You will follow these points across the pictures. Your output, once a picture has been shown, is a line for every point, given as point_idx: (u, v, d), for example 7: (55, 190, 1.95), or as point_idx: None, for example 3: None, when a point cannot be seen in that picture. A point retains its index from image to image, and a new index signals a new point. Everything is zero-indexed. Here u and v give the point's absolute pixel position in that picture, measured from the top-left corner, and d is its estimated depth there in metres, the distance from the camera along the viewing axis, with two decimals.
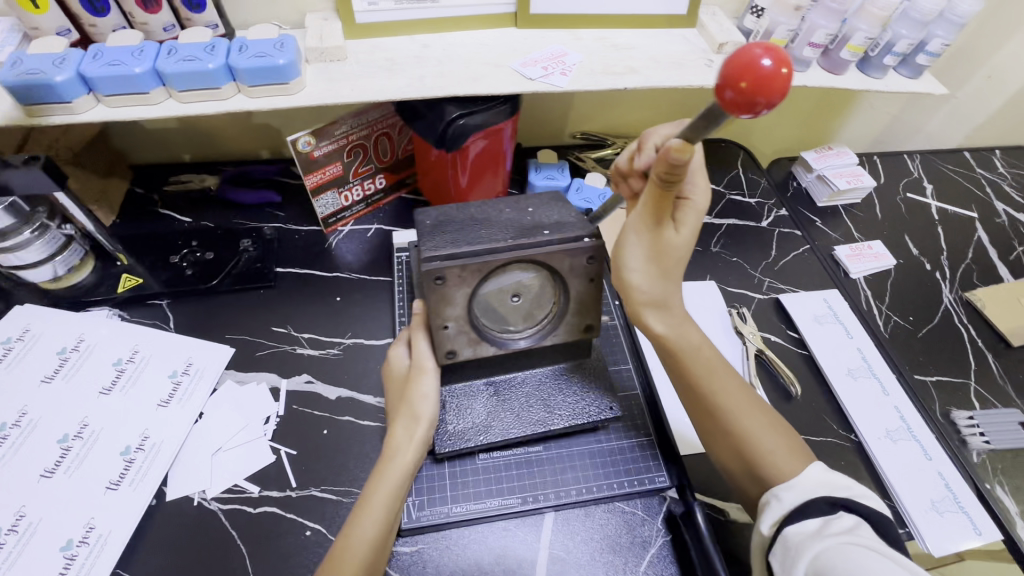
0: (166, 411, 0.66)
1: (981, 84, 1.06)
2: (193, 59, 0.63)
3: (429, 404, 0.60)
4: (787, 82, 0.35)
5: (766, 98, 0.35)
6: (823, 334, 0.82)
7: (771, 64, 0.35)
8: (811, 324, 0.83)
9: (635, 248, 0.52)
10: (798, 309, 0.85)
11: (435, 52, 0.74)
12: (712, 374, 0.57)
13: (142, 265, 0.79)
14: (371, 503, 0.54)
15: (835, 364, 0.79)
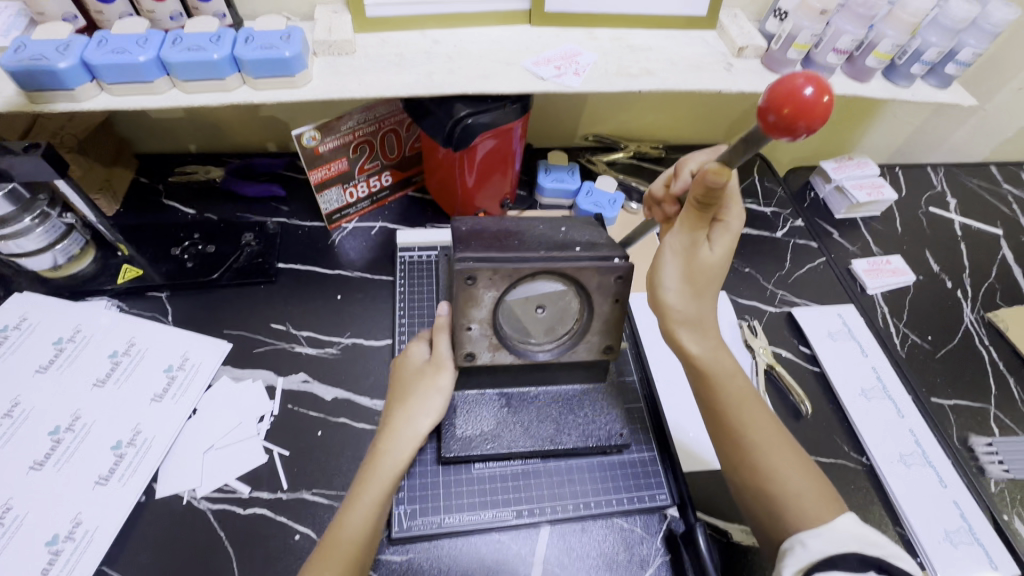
0: (160, 406, 0.65)
1: (1011, 96, 1.02)
2: (198, 49, 0.62)
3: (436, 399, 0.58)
4: (827, 109, 0.37)
5: (807, 123, 0.36)
6: (837, 350, 0.79)
7: (813, 93, 0.36)
8: (825, 339, 0.80)
9: (670, 266, 0.51)
10: (813, 324, 0.82)
11: (445, 49, 0.72)
12: (742, 404, 0.55)
13: (143, 256, 0.78)
14: (360, 502, 0.52)
15: (849, 381, 0.76)
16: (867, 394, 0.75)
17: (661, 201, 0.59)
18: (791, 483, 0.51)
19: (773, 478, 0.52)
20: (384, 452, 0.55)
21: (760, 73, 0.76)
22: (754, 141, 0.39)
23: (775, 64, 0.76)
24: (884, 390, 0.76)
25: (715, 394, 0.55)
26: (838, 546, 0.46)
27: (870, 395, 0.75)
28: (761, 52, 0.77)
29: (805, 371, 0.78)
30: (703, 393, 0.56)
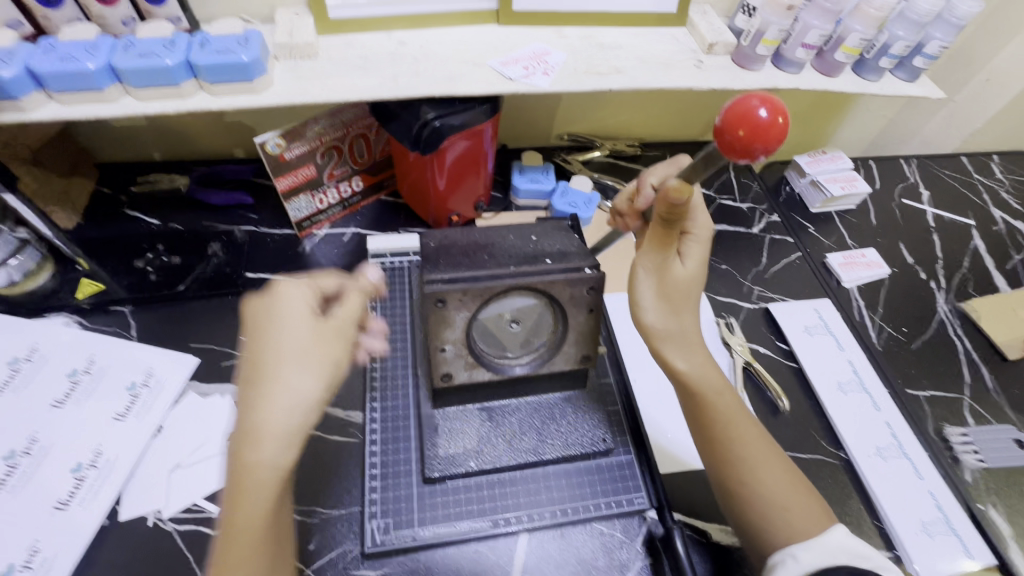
0: (123, 424, 0.63)
1: (980, 88, 1.03)
2: (150, 55, 0.60)
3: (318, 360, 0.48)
4: (782, 130, 0.38)
5: (762, 145, 0.37)
6: (814, 346, 0.79)
7: (767, 115, 0.37)
8: (802, 336, 0.80)
9: (644, 285, 0.52)
10: (790, 320, 0.82)
11: (412, 50, 0.71)
12: (730, 416, 0.54)
13: (104, 270, 0.76)
14: (247, 506, 0.43)
15: (827, 377, 0.76)
16: (844, 388, 0.75)
17: (624, 213, 0.59)
18: (780, 499, 0.51)
19: (761, 493, 0.51)
20: (257, 444, 0.45)
21: (731, 69, 0.76)
22: (715, 158, 0.40)
23: (745, 60, 0.76)
24: (861, 385, 0.76)
25: (706, 409, 0.54)
26: (828, 559, 0.47)
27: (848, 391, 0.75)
28: (731, 48, 0.76)
29: (783, 367, 0.78)
30: (694, 409, 0.55)
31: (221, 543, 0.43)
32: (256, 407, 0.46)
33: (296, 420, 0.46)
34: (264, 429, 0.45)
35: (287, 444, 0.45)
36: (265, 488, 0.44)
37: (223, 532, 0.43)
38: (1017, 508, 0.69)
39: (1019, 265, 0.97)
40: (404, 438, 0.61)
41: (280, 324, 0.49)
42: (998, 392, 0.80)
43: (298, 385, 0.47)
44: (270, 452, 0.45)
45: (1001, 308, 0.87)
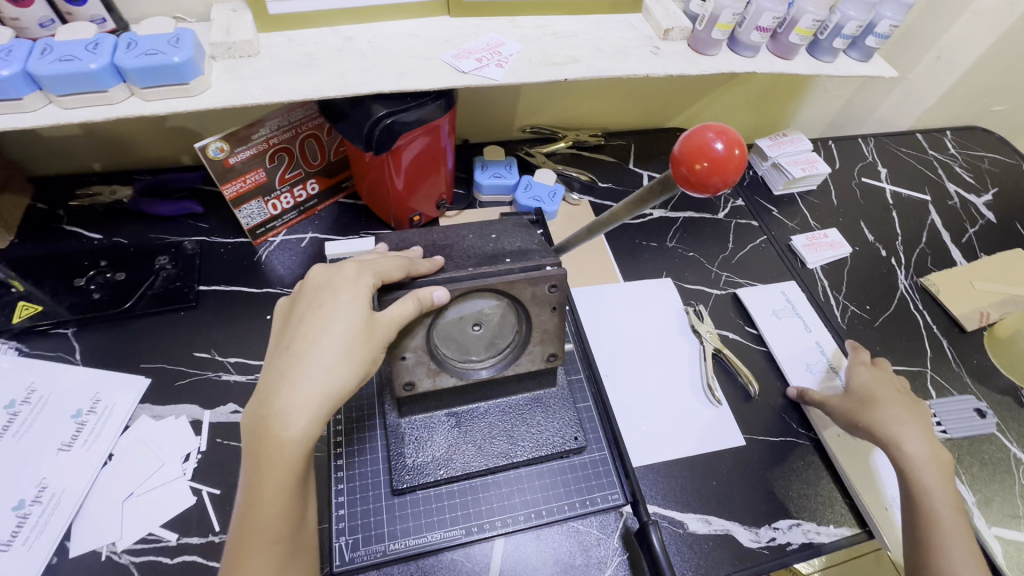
0: (69, 455, 0.60)
1: (931, 66, 1.05)
2: (71, 59, 0.56)
3: (343, 359, 0.45)
4: (741, 163, 0.32)
5: (720, 179, 0.32)
6: (781, 328, 0.80)
7: (723, 147, 0.32)
8: (768, 320, 0.81)
9: (912, 432, 0.63)
10: (758, 304, 0.82)
11: (359, 45, 0.68)
12: (941, 485, 0.61)
13: (42, 291, 0.71)
14: (263, 502, 0.41)
15: (794, 359, 0.76)
16: (811, 368, 0.76)
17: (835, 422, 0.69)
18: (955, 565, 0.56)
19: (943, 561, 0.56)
20: (275, 434, 0.42)
21: (687, 55, 0.75)
22: (670, 183, 0.36)
23: (701, 45, 0.75)
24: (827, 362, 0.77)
25: (917, 485, 0.61)
26: None
27: (815, 371, 0.76)
28: (687, 34, 0.75)
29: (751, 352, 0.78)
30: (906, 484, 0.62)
31: (244, 517, 0.41)
32: (293, 377, 0.44)
33: (329, 396, 0.44)
34: (302, 401, 0.43)
35: (318, 418, 0.44)
36: (290, 467, 0.42)
37: (246, 505, 0.42)
38: (978, 475, 0.71)
39: (973, 237, 1.00)
40: (371, 449, 0.59)
41: (331, 294, 0.47)
42: (958, 363, 0.82)
43: (332, 359, 0.45)
44: (304, 428, 0.43)
45: (958, 281, 0.90)
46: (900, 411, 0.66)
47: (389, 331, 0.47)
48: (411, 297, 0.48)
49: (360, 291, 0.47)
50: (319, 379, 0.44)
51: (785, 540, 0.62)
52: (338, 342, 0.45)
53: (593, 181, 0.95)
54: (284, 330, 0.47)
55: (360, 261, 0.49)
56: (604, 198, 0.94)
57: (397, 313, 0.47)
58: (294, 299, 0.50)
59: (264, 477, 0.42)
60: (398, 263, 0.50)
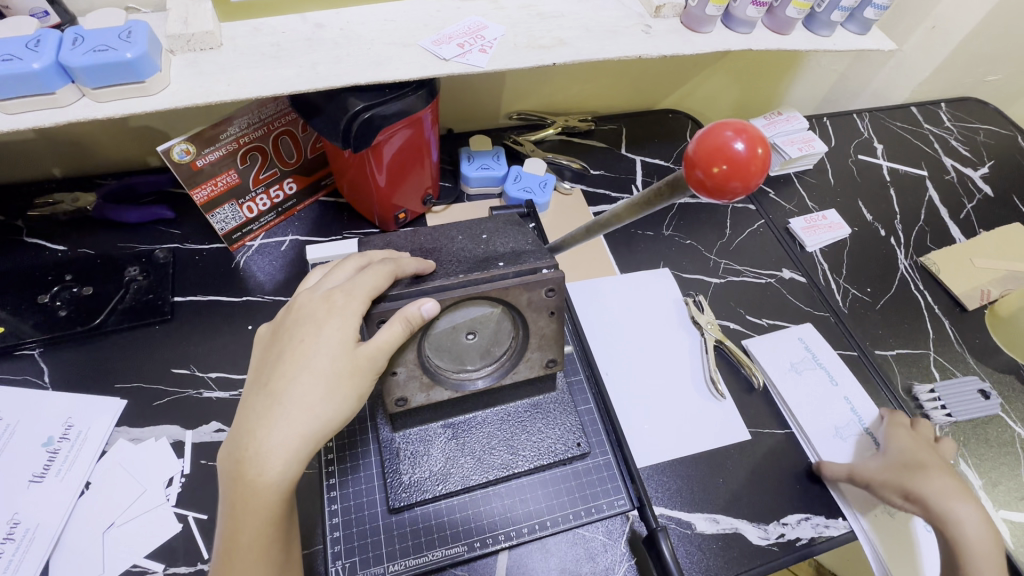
0: (41, 487, 0.56)
1: (926, 36, 1.01)
2: (10, 58, 0.50)
3: (324, 398, 0.43)
4: (766, 163, 0.29)
5: (741, 183, 0.29)
6: (802, 384, 0.71)
7: (745, 147, 0.29)
8: (785, 377, 0.71)
9: (969, 516, 0.57)
10: (773, 357, 0.73)
11: (330, 33, 0.63)
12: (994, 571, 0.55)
13: (4, 310, 0.66)
14: (239, 549, 0.40)
15: (818, 419, 0.67)
16: (838, 432, 0.67)
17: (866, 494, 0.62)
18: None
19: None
20: (249, 482, 0.40)
21: (680, 33, 0.71)
22: (681, 184, 0.33)
23: (694, 22, 0.71)
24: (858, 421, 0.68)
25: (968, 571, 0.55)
26: None
27: (844, 435, 0.66)
28: (679, 10, 0.71)
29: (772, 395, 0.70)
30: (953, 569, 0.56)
31: (221, 564, 0.40)
32: (273, 418, 0.42)
33: (312, 436, 0.42)
34: (285, 443, 0.41)
35: (297, 459, 0.42)
36: (269, 514, 0.41)
37: (223, 552, 0.40)
38: (983, 458, 0.70)
39: (971, 213, 0.98)
40: (365, 466, 0.56)
41: (315, 326, 0.45)
42: (961, 343, 0.80)
43: (314, 397, 0.43)
44: (284, 472, 0.41)
45: (958, 259, 0.88)
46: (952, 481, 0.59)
47: (381, 361, 0.45)
48: (398, 318, 0.45)
49: (345, 321, 0.44)
50: (303, 419, 0.42)
51: (795, 536, 0.61)
52: (320, 377, 0.43)
53: (584, 169, 0.91)
54: (263, 364, 0.45)
55: (344, 285, 0.46)
56: (597, 186, 0.90)
57: (385, 338, 0.45)
58: (277, 328, 0.47)
59: (239, 525, 0.40)
60: (384, 271, 0.47)
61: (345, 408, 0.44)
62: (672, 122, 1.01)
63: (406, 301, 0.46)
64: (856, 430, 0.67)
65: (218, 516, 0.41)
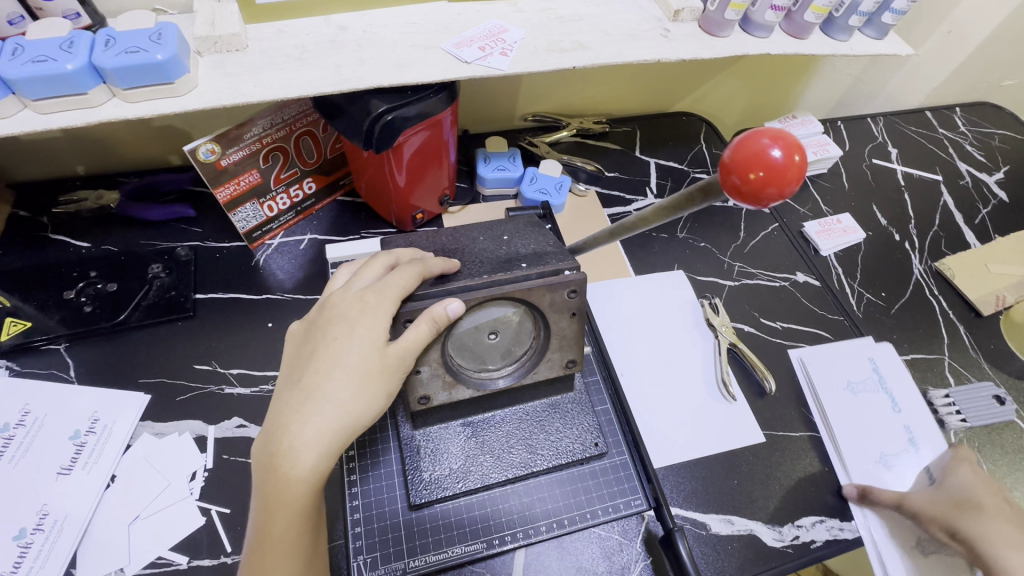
0: (69, 479, 0.57)
1: (942, 40, 1.01)
2: (45, 59, 0.51)
3: (354, 395, 0.44)
4: (802, 170, 0.30)
5: (777, 189, 0.30)
6: (865, 408, 0.69)
7: (782, 154, 0.30)
8: (847, 397, 0.70)
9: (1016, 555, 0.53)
10: (834, 373, 0.72)
11: (354, 35, 0.63)
12: None
13: (30, 305, 0.68)
14: (271, 543, 0.41)
15: (868, 445, 0.66)
16: (886, 461, 0.66)
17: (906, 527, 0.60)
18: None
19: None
20: (283, 476, 0.41)
21: (698, 37, 0.71)
22: (714, 189, 0.34)
23: (713, 26, 0.71)
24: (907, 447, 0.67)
25: None
26: None
27: (889, 463, 0.65)
28: (697, 14, 0.71)
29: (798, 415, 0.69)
30: None
31: (254, 555, 0.41)
32: (306, 414, 0.43)
33: (343, 432, 0.44)
34: (318, 438, 0.42)
35: (328, 454, 0.43)
36: (301, 507, 0.42)
37: (257, 544, 0.41)
38: (998, 464, 0.70)
39: (986, 218, 0.98)
40: (385, 462, 0.57)
41: (346, 324, 0.46)
42: (976, 348, 0.80)
43: (345, 394, 0.44)
44: (317, 466, 0.42)
45: (973, 264, 0.88)
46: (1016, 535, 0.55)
47: (407, 360, 0.46)
48: (425, 318, 0.46)
49: (376, 320, 0.45)
50: (335, 415, 0.43)
51: (810, 538, 0.61)
52: (350, 374, 0.44)
53: (599, 171, 0.92)
54: (296, 361, 0.46)
55: (375, 285, 0.47)
56: (612, 188, 0.91)
57: (413, 337, 0.46)
58: (309, 326, 0.48)
59: (273, 519, 0.41)
60: (410, 271, 0.47)
61: (375, 405, 0.45)
62: (686, 125, 1.02)
63: (432, 301, 0.47)
64: (907, 462, 0.65)
65: (252, 507, 0.42)
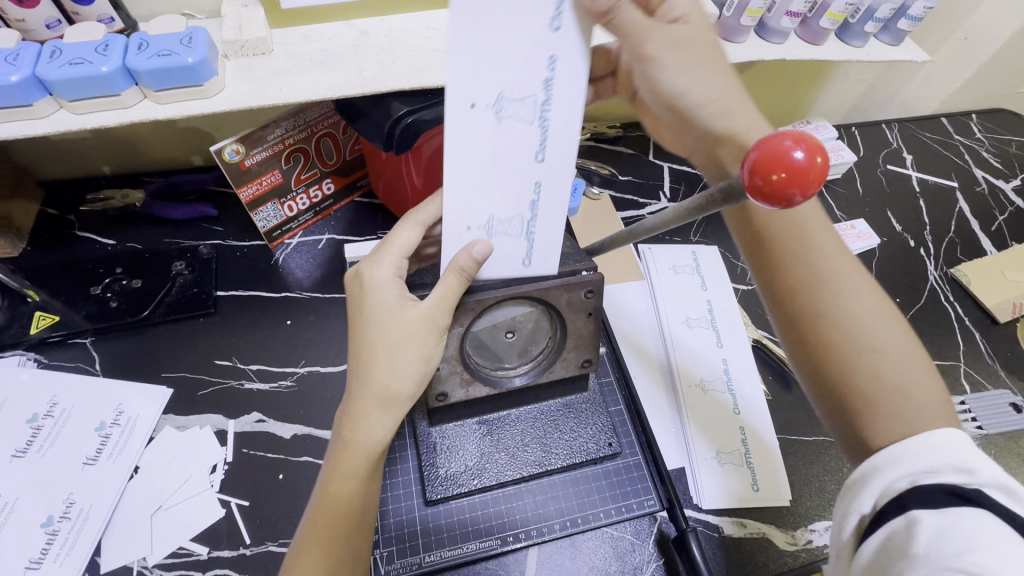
0: (94, 470, 0.59)
1: (958, 46, 1.00)
2: (82, 62, 0.53)
3: (405, 370, 0.46)
4: (825, 171, 0.31)
5: (801, 192, 0.30)
6: (469, 158, 0.39)
7: (805, 156, 0.30)
8: (477, 204, 0.42)
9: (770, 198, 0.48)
10: (457, 87, 0.35)
11: (376, 40, 0.64)
12: (809, 254, 0.46)
13: (58, 300, 0.70)
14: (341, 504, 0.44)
15: (579, 54, 0.35)
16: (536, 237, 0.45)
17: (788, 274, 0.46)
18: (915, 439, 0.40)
19: (846, 339, 0.43)
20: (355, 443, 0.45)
21: None
22: (736, 190, 0.34)
23: (728, 32, 0.71)
24: (526, 228, 0.44)
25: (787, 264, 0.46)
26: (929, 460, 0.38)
27: (553, 80, 0.36)
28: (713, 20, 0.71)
29: (717, 372, 0.70)
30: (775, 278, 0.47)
31: (312, 519, 0.44)
32: (352, 385, 0.47)
33: (385, 397, 0.46)
34: (362, 405, 0.46)
35: (388, 423, 0.46)
36: (355, 468, 0.44)
37: (316, 509, 0.44)
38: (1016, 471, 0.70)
39: (1002, 225, 0.97)
40: (401, 459, 0.58)
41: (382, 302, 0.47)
42: (992, 356, 0.80)
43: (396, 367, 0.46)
44: (370, 429, 0.45)
45: (990, 271, 0.87)
46: (849, 262, 0.46)
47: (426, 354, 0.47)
48: (453, 271, 0.45)
49: (386, 291, 0.47)
50: (376, 383, 0.46)
51: (823, 542, 0.60)
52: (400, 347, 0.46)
53: (613, 175, 0.92)
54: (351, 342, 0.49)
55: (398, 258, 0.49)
56: (625, 192, 0.92)
57: (442, 292, 0.45)
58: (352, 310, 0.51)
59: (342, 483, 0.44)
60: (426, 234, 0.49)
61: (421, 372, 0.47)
62: None
63: (453, 250, 0.44)
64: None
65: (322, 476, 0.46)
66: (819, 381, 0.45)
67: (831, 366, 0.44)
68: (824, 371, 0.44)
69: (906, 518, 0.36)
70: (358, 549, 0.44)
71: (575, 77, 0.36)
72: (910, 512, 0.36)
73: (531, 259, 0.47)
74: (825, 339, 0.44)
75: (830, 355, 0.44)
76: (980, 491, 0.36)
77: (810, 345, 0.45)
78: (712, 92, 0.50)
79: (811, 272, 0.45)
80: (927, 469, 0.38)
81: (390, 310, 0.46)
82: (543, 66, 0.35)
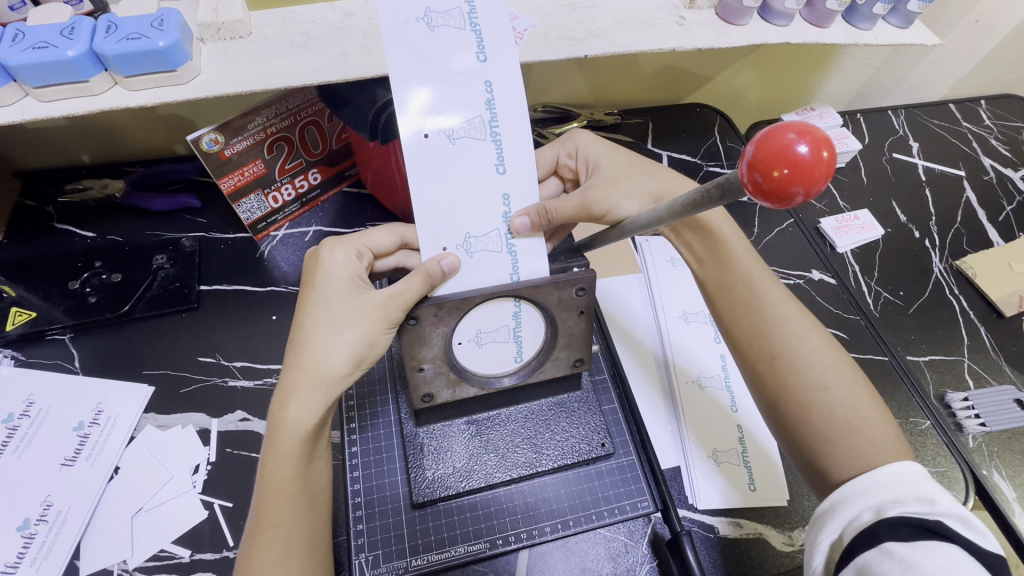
0: (73, 471, 0.57)
1: (969, 29, 0.96)
2: (46, 46, 0.51)
3: (333, 351, 0.46)
4: (830, 165, 0.28)
5: (803, 188, 0.28)
6: (440, 180, 0.43)
7: (808, 150, 0.28)
8: (454, 223, 0.44)
9: (741, 256, 0.55)
10: (410, 122, 0.41)
11: (361, 22, 0.60)
12: (751, 302, 0.53)
13: (35, 295, 0.68)
14: (272, 482, 0.43)
15: (511, 73, 0.43)
16: (517, 246, 0.46)
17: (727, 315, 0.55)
18: (865, 469, 0.46)
19: (797, 371, 0.50)
20: (283, 421, 0.44)
21: (714, 25, 0.68)
22: (733, 188, 0.32)
23: (731, 14, 0.68)
24: (506, 241, 0.46)
25: (733, 304, 0.54)
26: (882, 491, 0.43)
27: (494, 99, 0.43)
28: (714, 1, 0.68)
29: (715, 369, 0.68)
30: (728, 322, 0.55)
31: (259, 503, 0.43)
32: (288, 367, 0.46)
33: (319, 376, 0.45)
34: (293, 383, 0.45)
35: (313, 402, 0.45)
36: (288, 448, 0.44)
37: (259, 493, 0.44)
38: (1019, 470, 0.68)
39: (1010, 215, 0.94)
40: (388, 459, 0.57)
41: (326, 284, 0.48)
42: (997, 350, 0.78)
43: (330, 346, 0.46)
44: (298, 407, 0.45)
45: (996, 263, 0.85)
46: (795, 310, 0.53)
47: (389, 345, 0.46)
48: (420, 273, 0.44)
49: (337, 274, 0.48)
50: (308, 362, 0.46)
51: None
52: (335, 326, 0.46)
53: None
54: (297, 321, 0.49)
55: (354, 253, 0.50)
56: None
57: (403, 288, 0.44)
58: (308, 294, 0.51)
59: (270, 462, 0.44)
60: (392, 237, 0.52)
61: (349, 352, 0.46)
62: (700, 116, 0.98)
63: (428, 256, 0.45)
64: (494, 24, 0.42)
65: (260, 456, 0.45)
66: (781, 423, 0.51)
67: (788, 405, 0.50)
68: (781, 406, 0.51)
69: (881, 547, 0.39)
70: (309, 526, 0.44)
71: (513, 92, 0.43)
72: (882, 543, 0.39)
73: (519, 270, 0.47)
74: (775, 378, 0.51)
75: (774, 390, 0.51)
76: (940, 520, 0.40)
77: (767, 386, 0.51)
78: (645, 186, 0.55)
79: (762, 320, 0.52)
80: (893, 499, 0.42)
81: (334, 292, 0.47)
82: (480, 90, 0.42)
